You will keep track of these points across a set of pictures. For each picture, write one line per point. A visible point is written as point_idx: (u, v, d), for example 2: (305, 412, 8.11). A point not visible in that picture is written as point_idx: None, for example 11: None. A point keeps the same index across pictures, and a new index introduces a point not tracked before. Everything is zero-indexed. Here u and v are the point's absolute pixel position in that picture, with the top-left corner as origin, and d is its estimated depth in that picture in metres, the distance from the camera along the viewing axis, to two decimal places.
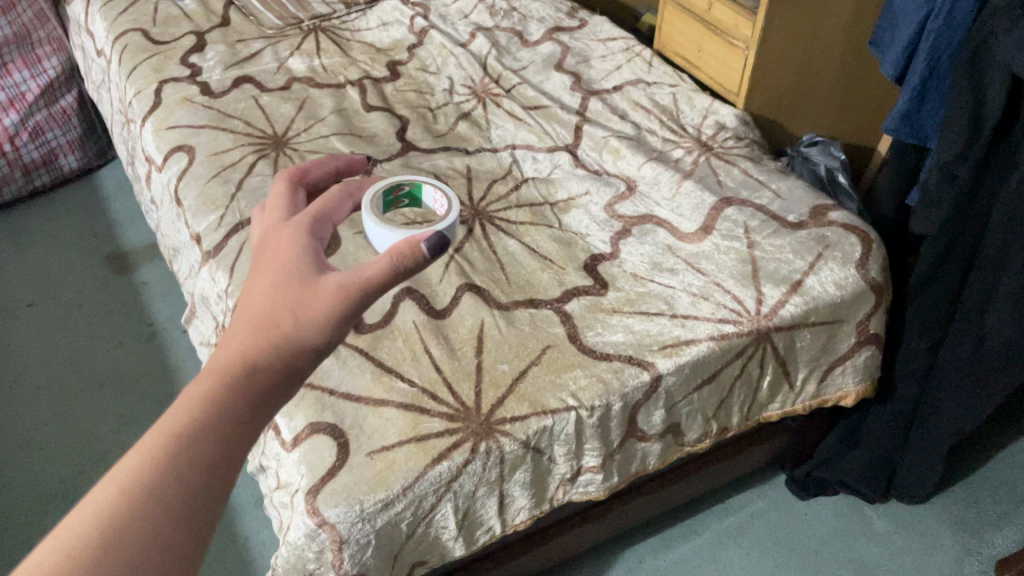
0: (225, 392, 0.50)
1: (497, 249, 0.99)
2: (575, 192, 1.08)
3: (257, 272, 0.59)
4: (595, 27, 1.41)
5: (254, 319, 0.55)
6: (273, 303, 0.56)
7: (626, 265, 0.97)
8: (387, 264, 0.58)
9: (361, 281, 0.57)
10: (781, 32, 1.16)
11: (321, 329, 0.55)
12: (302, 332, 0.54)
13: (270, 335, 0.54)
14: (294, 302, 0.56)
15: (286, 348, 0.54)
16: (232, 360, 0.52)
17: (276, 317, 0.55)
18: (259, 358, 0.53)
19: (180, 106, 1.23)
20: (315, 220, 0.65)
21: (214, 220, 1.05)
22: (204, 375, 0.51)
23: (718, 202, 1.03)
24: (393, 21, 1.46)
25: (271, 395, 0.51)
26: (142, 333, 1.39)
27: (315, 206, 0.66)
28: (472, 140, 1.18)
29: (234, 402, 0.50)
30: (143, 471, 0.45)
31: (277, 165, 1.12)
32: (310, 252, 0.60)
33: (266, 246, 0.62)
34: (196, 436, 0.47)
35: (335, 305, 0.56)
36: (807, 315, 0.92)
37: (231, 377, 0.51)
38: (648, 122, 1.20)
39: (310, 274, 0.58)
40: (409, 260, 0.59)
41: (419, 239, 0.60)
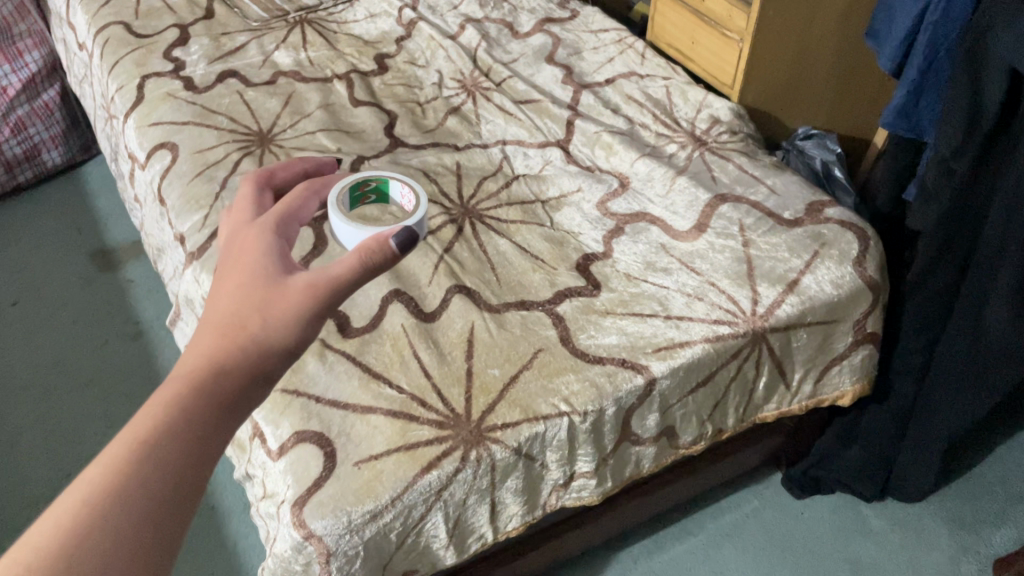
0: (196, 393, 0.48)
1: (487, 249, 0.97)
2: (567, 189, 1.06)
3: (222, 274, 0.58)
4: (587, 18, 1.39)
5: (222, 320, 0.53)
6: (241, 304, 0.54)
7: (619, 264, 0.95)
8: (355, 261, 0.59)
9: (330, 280, 0.57)
10: (776, 24, 1.14)
11: (292, 328, 0.54)
12: (272, 332, 0.53)
13: (239, 335, 0.52)
14: (263, 302, 0.54)
15: (257, 349, 0.52)
16: (200, 362, 0.50)
17: (245, 317, 0.53)
18: (229, 360, 0.51)
19: (163, 101, 1.21)
20: (282, 219, 0.64)
21: (198, 220, 1.02)
22: (171, 379, 0.49)
23: (712, 199, 1.01)
24: (381, 12, 1.43)
25: (243, 396, 0.50)
26: (128, 332, 1.37)
27: (279, 206, 0.65)
28: (462, 136, 1.16)
29: (206, 404, 0.48)
30: (113, 477, 0.42)
31: (263, 162, 1.10)
32: (277, 251, 0.59)
33: (231, 247, 0.61)
34: (166, 439, 0.45)
35: (305, 305, 0.55)
36: (803, 315, 0.90)
37: (201, 378, 0.49)
38: (641, 116, 1.17)
39: (277, 274, 0.57)
40: (376, 256, 0.60)
41: (387, 236, 0.61)
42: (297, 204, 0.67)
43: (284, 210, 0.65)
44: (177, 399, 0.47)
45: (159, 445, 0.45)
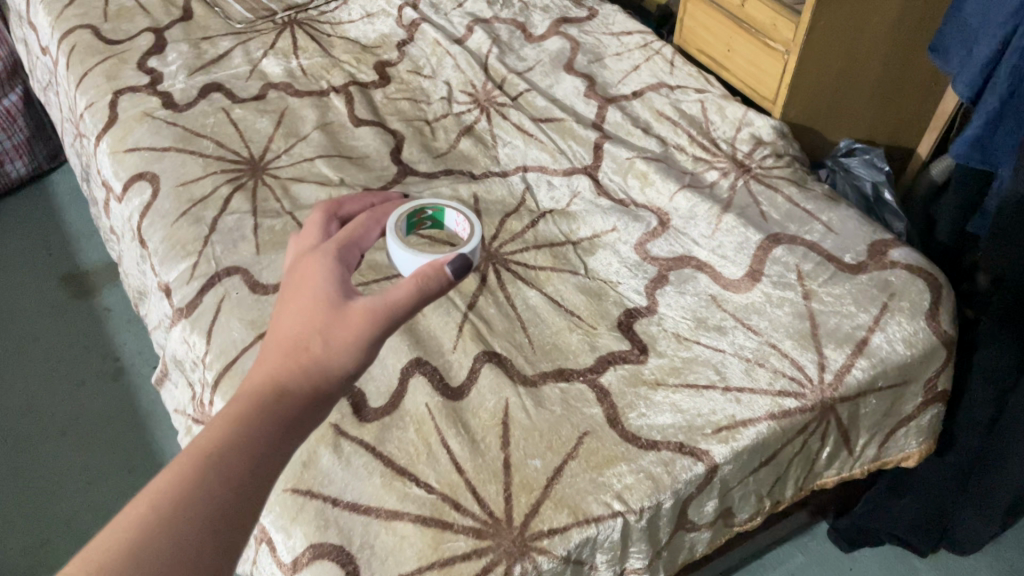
0: (258, 415, 0.54)
1: (516, 304, 0.86)
2: (600, 228, 0.95)
3: (287, 297, 0.62)
4: (607, 18, 1.26)
5: (286, 342, 0.59)
6: (302, 327, 0.59)
7: (666, 322, 0.84)
8: (412, 287, 0.61)
9: (389, 305, 0.60)
10: (826, 33, 1.02)
11: (351, 353, 0.59)
12: (330, 356, 0.58)
13: (300, 359, 0.58)
14: (323, 326, 0.59)
15: (315, 374, 0.57)
16: (264, 384, 0.56)
17: (307, 341, 0.59)
18: (290, 384, 0.56)
19: (140, 122, 1.07)
20: (343, 245, 0.68)
21: (186, 270, 0.91)
22: (238, 399, 0.56)
23: (765, 239, 0.91)
24: (378, 11, 1.29)
25: (300, 419, 0.55)
26: (108, 371, 1.25)
27: (343, 232, 0.69)
28: (478, 162, 1.05)
29: (264, 427, 0.54)
30: (174, 492, 0.48)
31: (256, 198, 0.97)
32: (338, 275, 0.63)
33: (295, 269, 0.65)
34: (225, 456, 0.51)
35: (363, 329, 0.59)
36: (875, 380, 0.81)
37: (263, 399, 0.55)
38: (676, 137, 1.06)
39: (339, 300, 0.61)
40: (432, 284, 0.62)
41: (443, 264, 0.63)
42: (361, 232, 0.70)
43: (347, 238, 0.68)
44: (238, 419, 0.53)
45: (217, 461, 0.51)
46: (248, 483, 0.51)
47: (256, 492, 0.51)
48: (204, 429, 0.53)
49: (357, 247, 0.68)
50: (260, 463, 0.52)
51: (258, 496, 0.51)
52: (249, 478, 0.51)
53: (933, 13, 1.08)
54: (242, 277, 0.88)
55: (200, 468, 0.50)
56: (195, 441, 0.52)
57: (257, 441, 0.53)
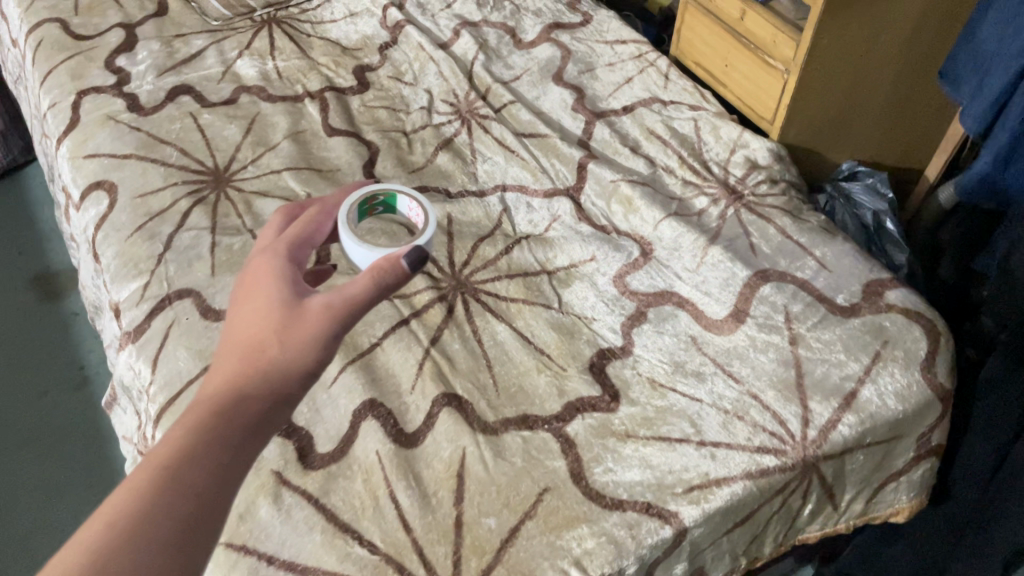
0: (216, 422, 0.53)
1: (483, 339, 0.81)
2: (578, 257, 0.89)
3: (239, 302, 0.61)
4: (601, 25, 1.20)
5: (242, 349, 0.58)
6: (258, 329, 0.58)
7: (641, 366, 0.79)
8: (368, 281, 0.61)
9: (345, 301, 0.60)
10: (829, 53, 0.96)
11: (311, 350, 0.58)
12: (289, 357, 0.57)
13: (257, 362, 0.57)
14: (279, 327, 0.58)
15: (275, 376, 0.56)
16: (222, 392, 0.55)
17: (263, 342, 0.58)
18: (249, 389, 0.56)
19: (102, 126, 1.02)
20: (294, 244, 0.67)
21: (137, 290, 0.85)
22: (194, 408, 0.54)
23: (752, 276, 0.85)
24: (362, 11, 1.23)
25: (262, 421, 0.54)
26: (71, 380, 1.20)
27: (292, 230, 0.68)
28: (455, 178, 0.99)
29: (224, 433, 0.53)
30: (138, 499, 0.47)
31: (216, 213, 0.92)
32: (290, 276, 0.62)
33: (246, 272, 0.64)
34: (184, 467, 0.50)
35: (322, 325, 0.58)
36: (862, 437, 0.75)
37: (222, 406, 0.54)
38: (665, 158, 1.00)
39: (294, 299, 0.60)
40: (392, 274, 0.62)
41: (400, 255, 0.62)
42: (311, 228, 0.69)
43: (297, 236, 0.67)
44: (196, 428, 0.52)
45: (176, 470, 0.49)
46: (211, 490, 0.49)
47: (221, 494, 0.50)
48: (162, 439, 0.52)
49: (308, 244, 0.68)
50: (221, 469, 0.51)
51: (222, 503, 0.49)
52: (212, 485, 0.50)
53: (946, 31, 1.02)
54: (194, 301, 0.83)
55: (159, 482, 0.48)
56: (150, 455, 0.50)
57: (216, 447, 0.52)
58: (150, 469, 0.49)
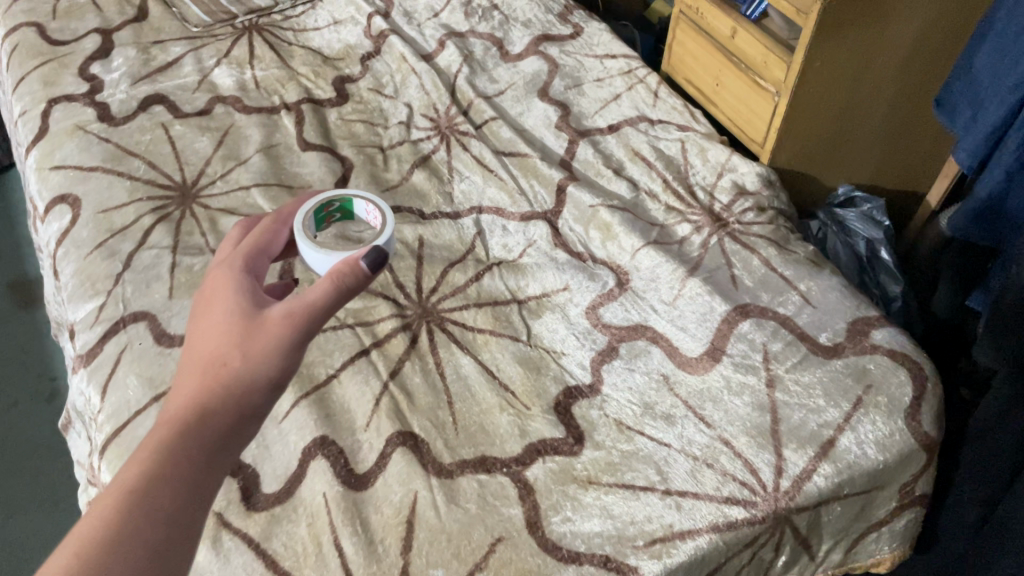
0: (179, 440, 0.50)
1: (445, 373, 0.78)
2: (551, 286, 0.85)
3: (196, 315, 0.59)
4: (591, 38, 1.16)
5: (203, 361, 0.55)
6: (218, 342, 0.55)
7: (609, 407, 0.75)
8: (329, 285, 0.59)
9: (307, 306, 0.57)
10: (822, 75, 0.92)
11: (275, 359, 0.55)
12: (252, 366, 0.54)
13: (219, 376, 0.54)
14: (240, 337, 0.55)
15: (239, 388, 0.53)
16: (184, 406, 0.52)
17: (224, 355, 0.55)
18: (213, 401, 0.53)
19: (71, 136, 0.99)
20: (251, 255, 0.64)
21: (92, 312, 0.83)
22: (157, 429, 0.51)
23: (731, 312, 0.81)
24: (347, 18, 1.20)
25: (229, 438, 0.51)
26: (43, 392, 1.18)
27: (248, 242, 0.65)
28: (430, 198, 0.95)
29: (189, 453, 0.49)
30: (104, 526, 0.44)
31: (179, 231, 0.89)
32: (247, 286, 0.60)
33: (202, 287, 0.61)
34: (149, 490, 0.47)
35: (285, 333, 0.56)
36: (839, 488, 0.71)
37: (185, 423, 0.51)
38: (649, 181, 0.96)
39: (253, 308, 0.57)
40: (349, 278, 0.59)
41: (358, 257, 0.60)
42: (267, 238, 0.67)
43: (254, 246, 0.65)
44: (159, 446, 0.49)
45: (139, 497, 0.46)
46: (178, 514, 0.46)
47: (191, 514, 0.47)
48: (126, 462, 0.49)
49: (265, 254, 0.65)
50: (188, 491, 0.48)
51: (193, 525, 0.47)
52: (179, 510, 0.47)
53: (946, 52, 0.97)
54: (149, 325, 0.80)
55: (123, 510, 0.45)
56: (112, 482, 0.47)
57: (182, 469, 0.48)
58: (115, 496, 0.46)
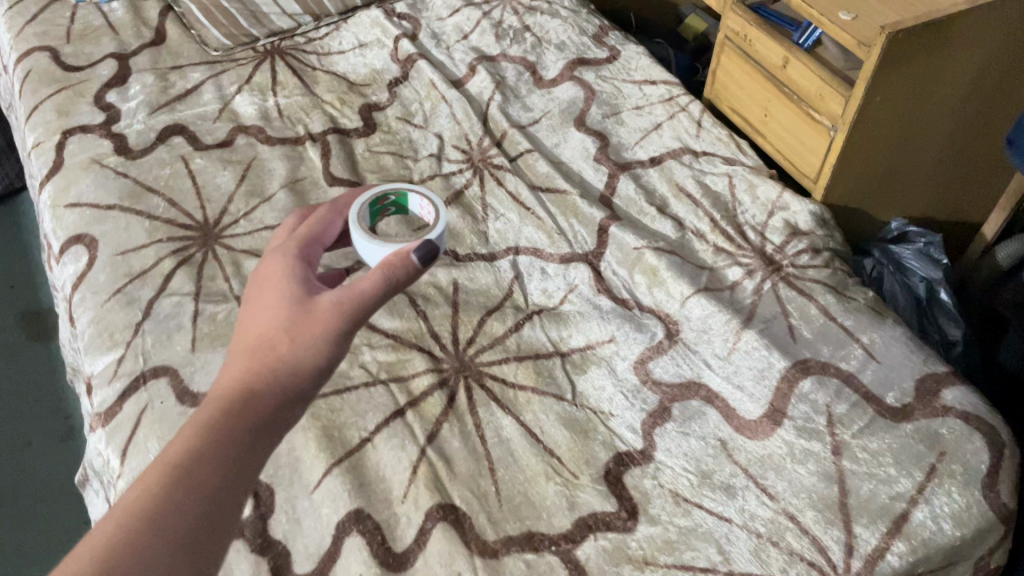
0: (231, 416, 0.54)
1: (486, 436, 0.73)
2: (595, 337, 0.80)
3: (251, 300, 0.63)
4: (629, 61, 1.10)
5: (255, 342, 0.59)
6: (269, 326, 0.59)
7: (663, 476, 0.70)
8: (379, 278, 0.62)
9: (356, 296, 0.61)
10: (882, 111, 0.86)
11: (321, 347, 0.59)
12: (301, 351, 0.58)
13: (269, 358, 0.58)
14: (292, 321, 0.59)
15: (287, 371, 0.58)
16: (236, 383, 0.57)
17: (275, 339, 0.59)
18: (262, 382, 0.57)
19: (87, 171, 0.95)
20: (304, 244, 0.68)
21: (111, 365, 0.78)
22: (209, 403, 0.56)
23: (791, 369, 0.76)
24: (372, 41, 1.15)
25: (275, 416, 0.56)
26: (57, 430, 1.13)
27: (302, 232, 0.69)
28: (464, 238, 0.91)
29: (238, 427, 0.54)
30: (156, 488, 0.49)
31: (201, 276, 0.84)
32: (300, 274, 0.64)
33: (258, 271, 0.65)
34: (199, 459, 0.51)
35: (332, 321, 0.60)
36: (914, 568, 0.65)
37: (236, 399, 0.55)
38: (696, 220, 0.91)
39: (306, 295, 0.61)
40: (398, 271, 0.63)
41: (409, 251, 0.64)
42: (320, 228, 0.71)
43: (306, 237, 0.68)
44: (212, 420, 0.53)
45: (192, 465, 0.50)
46: (226, 483, 0.50)
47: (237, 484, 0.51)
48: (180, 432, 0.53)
49: (317, 244, 0.69)
50: (235, 462, 0.52)
51: (238, 494, 0.51)
52: (227, 480, 0.51)
53: (1012, 82, 0.91)
54: (171, 381, 0.76)
55: (175, 473, 0.49)
56: (168, 448, 0.51)
57: (230, 443, 0.53)
58: (166, 462, 0.50)
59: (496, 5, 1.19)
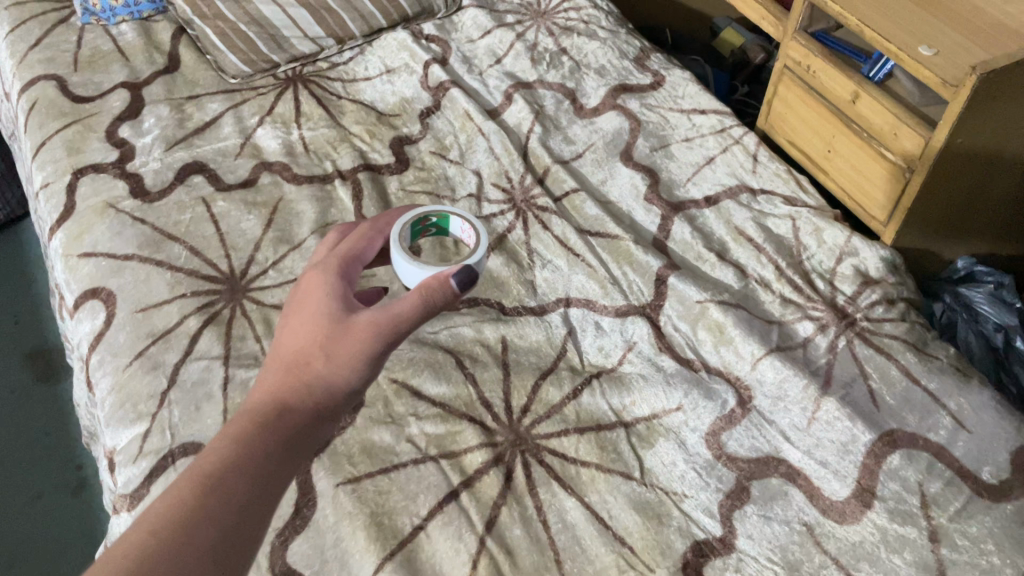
0: (260, 433, 0.55)
1: (549, 521, 0.66)
2: (660, 405, 0.74)
3: (289, 314, 0.62)
4: (675, 87, 1.04)
5: (289, 359, 0.59)
6: (304, 343, 0.59)
7: (747, 568, 0.64)
8: (417, 301, 0.60)
9: (392, 320, 0.60)
10: (963, 154, 0.79)
11: (353, 369, 0.59)
12: (333, 371, 0.58)
13: (302, 376, 0.58)
14: (327, 339, 0.59)
15: (318, 392, 0.58)
16: (268, 401, 0.57)
17: (309, 356, 0.59)
18: (292, 401, 0.57)
19: (101, 216, 0.88)
20: (347, 259, 0.66)
21: (135, 440, 0.72)
22: (241, 416, 0.57)
23: (878, 442, 0.70)
24: (400, 67, 1.08)
25: (303, 433, 0.56)
26: (70, 481, 1.07)
27: (345, 246, 0.66)
28: (510, 289, 0.84)
29: (266, 445, 0.54)
30: (185, 500, 0.49)
31: (230, 336, 0.78)
32: (340, 291, 0.62)
33: (298, 286, 0.64)
34: (229, 475, 0.52)
35: (366, 344, 0.59)
36: None
37: (268, 415, 0.56)
38: (759, 267, 0.85)
39: (343, 315, 0.60)
40: (436, 294, 0.61)
41: (448, 274, 0.62)
42: (363, 244, 0.67)
43: (350, 252, 0.66)
44: (244, 436, 0.54)
45: (221, 477, 0.51)
46: (253, 499, 0.51)
47: (263, 501, 0.52)
48: (212, 444, 0.54)
49: (360, 260, 0.66)
50: (261, 480, 0.53)
51: (262, 512, 0.51)
52: (254, 497, 0.51)
53: None
54: None
55: (204, 488, 0.50)
56: (198, 462, 0.52)
57: (259, 456, 0.53)
58: (199, 473, 0.51)
59: (530, 26, 1.13)
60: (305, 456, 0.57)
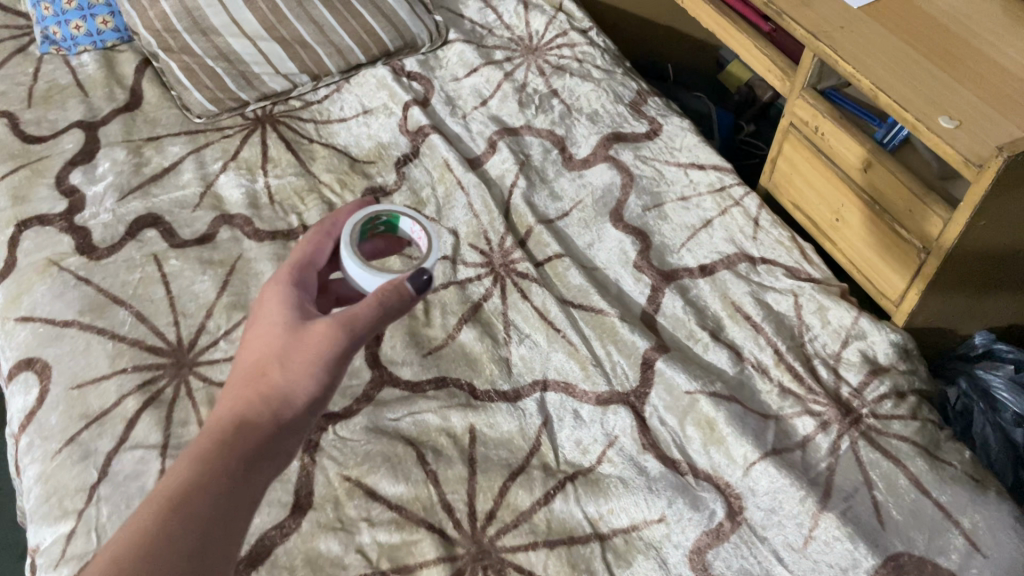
0: (219, 453, 0.51)
1: None
2: (641, 515, 0.66)
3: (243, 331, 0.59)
4: (672, 137, 0.96)
5: (247, 375, 0.55)
6: (261, 356, 0.55)
7: None
8: (374, 302, 0.57)
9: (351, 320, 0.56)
10: (984, 238, 0.71)
11: (314, 376, 0.55)
12: (293, 380, 0.54)
13: (260, 388, 0.54)
14: (283, 349, 0.55)
15: (277, 402, 0.54)
16: (227, 420, 0.53)
17: (266, 367, 0.55)
18: (251, 416, 0.53)
19: (43, 274, 0.81)
20: (297, 269, 0.62)
21: (58, 542, 0.65)
22: (197, 439, 0.52)
23: (882, 569, 0.62)
24: (378, 107, 1.01)
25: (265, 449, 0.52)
26: (17, 544, 1.00)
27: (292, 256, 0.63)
28: (482, 368, 0.77)
29: (226, 462, 0.50)
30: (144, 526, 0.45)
31: (171, 422, 0.71)
32: (293, 300, 0.59)
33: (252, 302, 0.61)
34: (189, 496, 0.48)
35: (325, 349, 0.55)
36: None
37: (227, 433, 0.52)
38: (756, 350, 0.77)
39: (298, 322, 0.57)
40: (394, 297, 0.57)
41: (403, 277, 0.58)
42: (312, 252, 0.64)
43: (299, 262, 0.63)
44: (203, 456, 0.50)
45: (180, 500, 0.47)
46: (216, 519, 0.47)
47: (228, 519, 0.48)
48: (171, 468, 0.50)
49: (312, 268, 0.63)
50: (225, 497, 0.49)
51: (228, 531, 0.47)
52: (217, 515, 0.48)
53: None
54: None
55: (162, 512, 0.46)
56: (155, 489, 0.48)
57: (221, 473, 0.50)
58: (155, 501, 0.47)
59: (519, 63, 1.06)
60: (270, 472, 0.53)
